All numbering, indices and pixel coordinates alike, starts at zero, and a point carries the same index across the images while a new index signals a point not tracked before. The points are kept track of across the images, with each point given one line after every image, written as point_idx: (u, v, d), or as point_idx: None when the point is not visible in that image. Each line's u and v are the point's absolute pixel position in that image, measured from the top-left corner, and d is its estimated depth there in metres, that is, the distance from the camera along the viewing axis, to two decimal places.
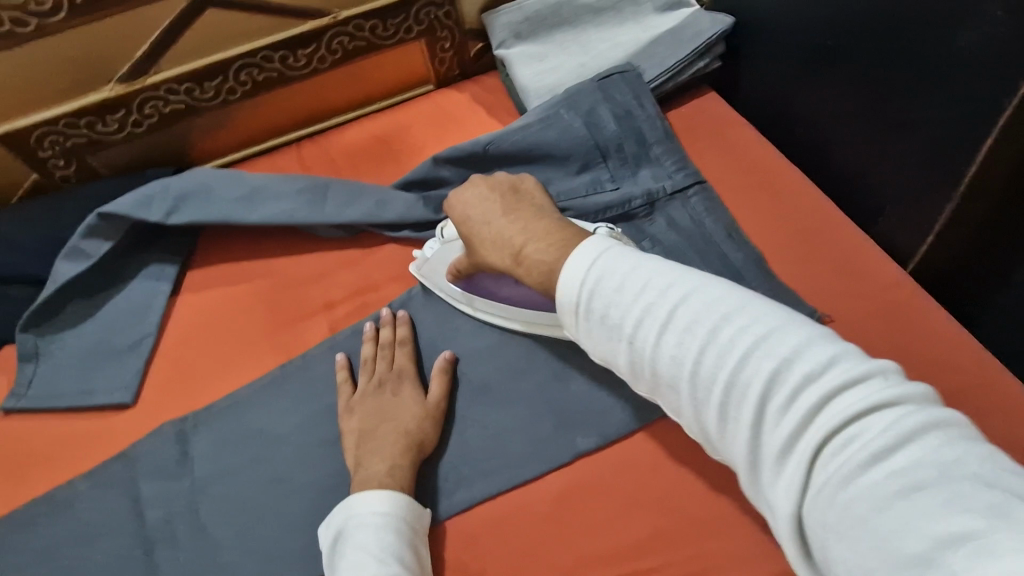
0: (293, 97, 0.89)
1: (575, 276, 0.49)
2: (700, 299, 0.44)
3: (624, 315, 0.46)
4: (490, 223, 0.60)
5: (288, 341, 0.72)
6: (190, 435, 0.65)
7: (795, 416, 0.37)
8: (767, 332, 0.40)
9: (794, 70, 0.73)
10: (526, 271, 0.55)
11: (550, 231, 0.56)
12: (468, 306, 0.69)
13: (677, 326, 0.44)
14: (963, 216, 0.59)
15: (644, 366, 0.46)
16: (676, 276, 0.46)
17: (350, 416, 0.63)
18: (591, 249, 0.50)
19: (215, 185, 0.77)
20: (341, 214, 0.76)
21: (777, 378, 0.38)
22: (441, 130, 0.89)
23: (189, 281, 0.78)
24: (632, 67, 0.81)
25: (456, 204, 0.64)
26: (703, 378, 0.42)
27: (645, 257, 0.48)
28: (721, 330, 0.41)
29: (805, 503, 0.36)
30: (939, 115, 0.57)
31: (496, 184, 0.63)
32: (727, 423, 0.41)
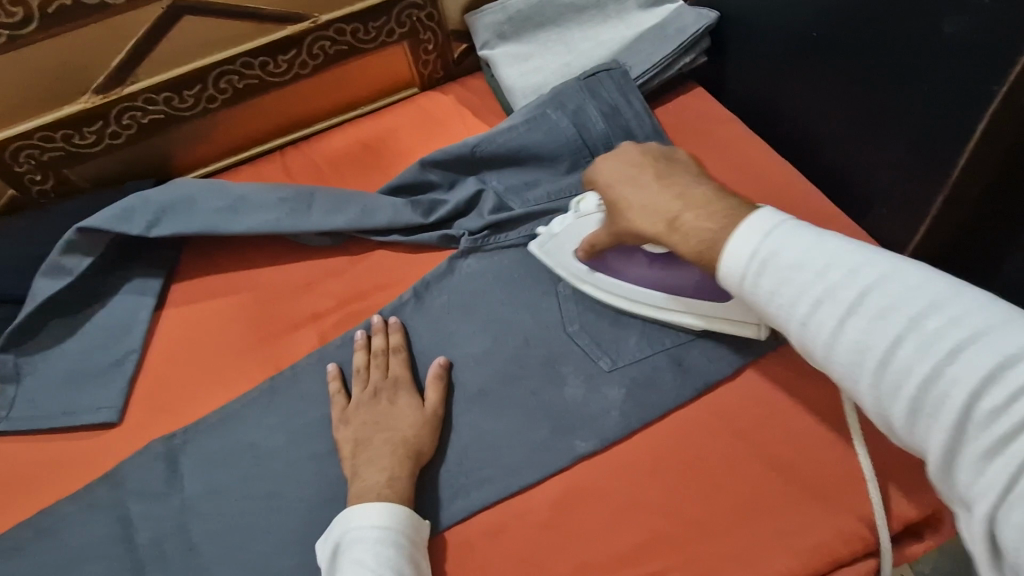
0: (274, 104, 0.87)
1: (744, 251, 0.46)
2: (898, 283, 0.40)
3: (799, 294, 0.43)
4: (642, 189, 0.57)
5: (277, 352, 0.70)
6: (180, 453, 0.64)
7: (1007, 418, 0.33)
8: (978, 327, 0.36)
9: (780, 64, 0.73)
10: (682, 238, 0.52)
11: (713, 199, 0.53)
12: (592, 285, 0.66)
13: (864, 312, 0.40)
14: (952, 207, 0.60)
15: (816, 348, 0.43)
16: (868, 258, 0.42)
17: (345, 426, 0.61)
18: (764, 222, 0.46)
19: (197, 196, 0.75)
20: (327, 221, 0.75)
21: (989, 377, 0.34)
22: (427, 134, 0.88)
23: (173, 295, 0.76)
24: (617, 64, 0.80)
25: (598, 171, 0.61)
26: (892, 367, 0.39)
27: (826, 234, 0.45)
28: (925, 320, 0.38)
29: (999, 507, 0.33)
30: (928, 103, 0.58)
31: (641, 153, 0.60)
32: (916, 417, 0.38)
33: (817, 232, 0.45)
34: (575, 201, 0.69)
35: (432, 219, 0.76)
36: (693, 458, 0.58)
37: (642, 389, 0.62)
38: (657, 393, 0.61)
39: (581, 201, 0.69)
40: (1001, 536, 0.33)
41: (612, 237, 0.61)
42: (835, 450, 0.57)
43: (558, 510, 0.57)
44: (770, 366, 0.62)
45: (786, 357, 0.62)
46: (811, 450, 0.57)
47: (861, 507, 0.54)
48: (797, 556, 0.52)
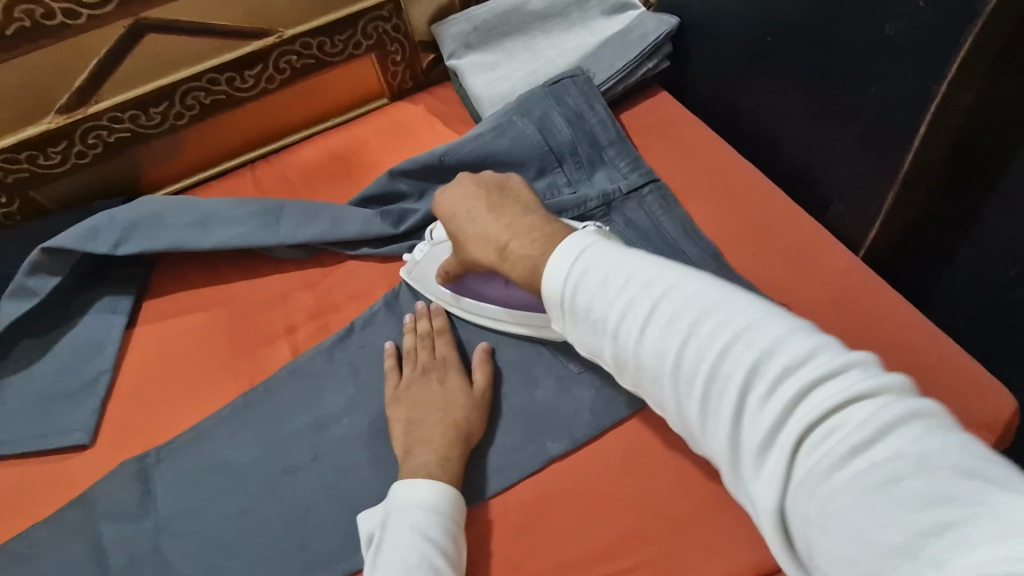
0: (243, 119, 0.87)
1: (559, 269, 0.46)
2: (685, 292, 0.41)
3: (607, 309, 0.43)
4: (475, 220, 0.58)
5: (251, 367, 0.70)
6: (153, 472, 0.63)
7: (775, 408, 0.35)
8: (746, 326, 0.38)
9: (738, 66, 0.75)
10: (511, 268, 0.53)
11: (537, 227, 0.53)
12: (457, 307, 0.68)
13: (659, 321, 0.41)
14: (905, 202, 0.62)
15: (628, 360, 0.43)
16: (662, 270, 0.43)
17: (398, 404, 0.62)
18: (575, 244, 0.47)
19: (165, 213, 0.75)
20: (297, 234, 0.75)
21: (756, 371, 0.36)
22: (397, 144, 0.89)
23: (145, 313, 0.76)
24: (581, 71, 0.81)
25: (442, 204, 0.61)
26: (686, 373, 0.39)
27: (628, 251, 0.46)
28: (704, 324, 0.39)
29: (787, 498, 0.34)
30: (875, 102, 0.59)
31: (478, 182, 0.60)
32: (709, 418, 0.39)
33: (622, 249, 0.46)
34: (431, 228, 0.74)
35: (402, 229, 0.76)
36: (664, 456, 0.59)
37: (612, 390, 0.63)
38: (626, 394, 0.62)
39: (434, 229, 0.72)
40: (788, 520, 0.34)
41: (461, 264, 0.62)
42: None
43: (532, 512, 0.58)
44: None
45: None
46: None
47: None
48: (766, 548, 0.53)
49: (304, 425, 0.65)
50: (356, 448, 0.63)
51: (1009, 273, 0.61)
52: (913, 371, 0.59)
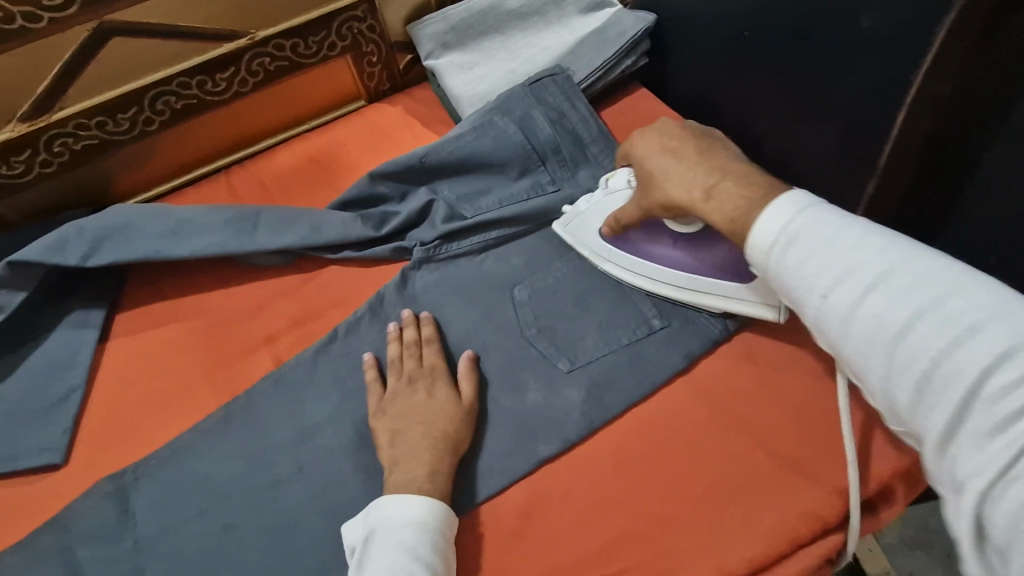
0: (216, 123, 0.85)
1: (769, 228, 0.47)
2: (917, 267, 0.41)
3: (821, 270, 0.44)
4: (679, 160, 0.59)
5: (231, 378, 0.68)
6: (131, 491, 0.61)
7: (1019, 401, 0.34)
8: (993, 316, 0.37)
9: (717, 61, 0.75)
10: (713, 206, 0.54)
11: (751, 174, 0.54)
12: (611, 263, 0.67)
13: (885, 290, 0.41)
14: (885, 192, 0.62)
15: (831, 322, 0.44)
16: (891, 242, 0.43)
17: (387, 412, 0.61)
18: (794, 203, 0.47)
19: (136, 221, 0.73)
20: (275, 241, 0.73)
21: (1000, 361, 0.35)
22: (376, 146, 0.88)
23: (118, 326, 0.73)
24: (561, 69, 0.81)
25: (637, 144, 0.63)
26: (907, 346, 0.39)
27: (851, 217, 0.45)
28: (944, 302, 0.39)
29: (992, 486, 0.34)
30: (852, 94, 0.60)
31: (681, 130, 0.61)
32: (923, 398, 0.39)
33: (838, 213, 0.46)
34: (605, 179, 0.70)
35: (383, 232, 0.75)
36: (654, 454, 0.58)
37: (600, 389, 0.62)
38: (615, 392, 0.62)
39: (610, 177, 0.69)
40: (993, 509, 0.34)
41: (641, 211, 0.63)
42: (790, 435, 0.58)
43: (522, 515, 0.57)
44: (724, 358, 0.63)
45: (736, 348, 0.63)
46: (768, 437, 0.58)
47: (817, 491, 0.55)
48: (758, 544, 0.53)
49: (289, 436, 0.63)
50: (343, 457, 0.61)
51: (987, 260, 0.62)
52: None
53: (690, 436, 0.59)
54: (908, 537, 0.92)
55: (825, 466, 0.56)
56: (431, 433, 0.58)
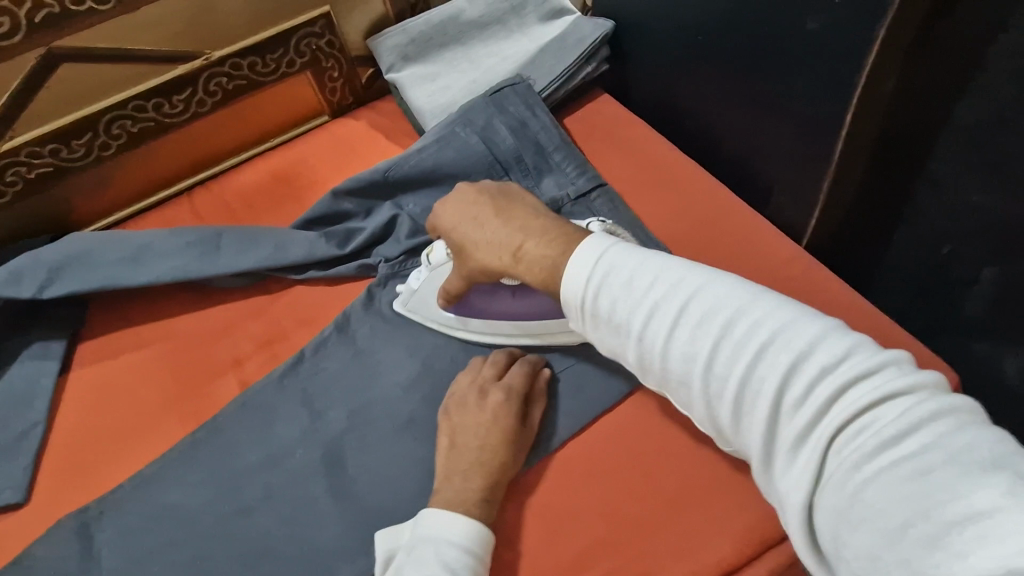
0: (176, 145, 0.84)
1: (580, 276, 0.48)
2: (711, 294, 0.44)
3: (632, 311, 0.46)
4: (479, 226, 0.58)
5: (197, 404, 0.67)
6: (96, 526, 0.60)
7: (814, 409, 0.37)
8: (781, 326, 0.40)
9: (675, 64, 0.76)
10: (527, 270, 0.54)
11: (549, 226, 0.55)
12: (463, 329, 0.67)
13: (687, 321, 0.44)
14: (840, 188, 0.63)
15: (652, 361, 0.45)
16: (686, 272, 0.46)
17: (450, 420, 0.59)
18: (594, 248, 0.49)
19: (94, 249, 0.72)
20: (238, 262, 0.72)
21: (792, 374, 0.38)
22: (340, 161, 0.87)
23: (80, 356, 0.72)
24: (521, 78, 0.81)
25: (442, 211, 0.60)
26: (716, 375, 0.42)
27: (648, 252, 0.48)
28: (735, 325, 0.42)
29: (816, 499, 0.36)
30: (803, 96, 0.61)
31: (479, 190, 0.60)
32: (740, 420, 0.41)
33: (637, 251, 0.48)
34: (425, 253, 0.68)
35: (348, 249, 0.74)
36: (625, 460, 0.59)
37: (569, 398, 0.62)
38: (585, 401, 0.62)
39: (430, 253, 0.67)
40: (817, 513, 0.36)
41: (465, 281, 0.61)
42: None
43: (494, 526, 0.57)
44: None
45: None
46: None
47: None
48: (730, 543, 0.53)
49: (257, 460, 0.62)
50: (313, 479, 0.61)
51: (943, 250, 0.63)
52: None
53: (659, 441, 0.59)
54: None
55: None
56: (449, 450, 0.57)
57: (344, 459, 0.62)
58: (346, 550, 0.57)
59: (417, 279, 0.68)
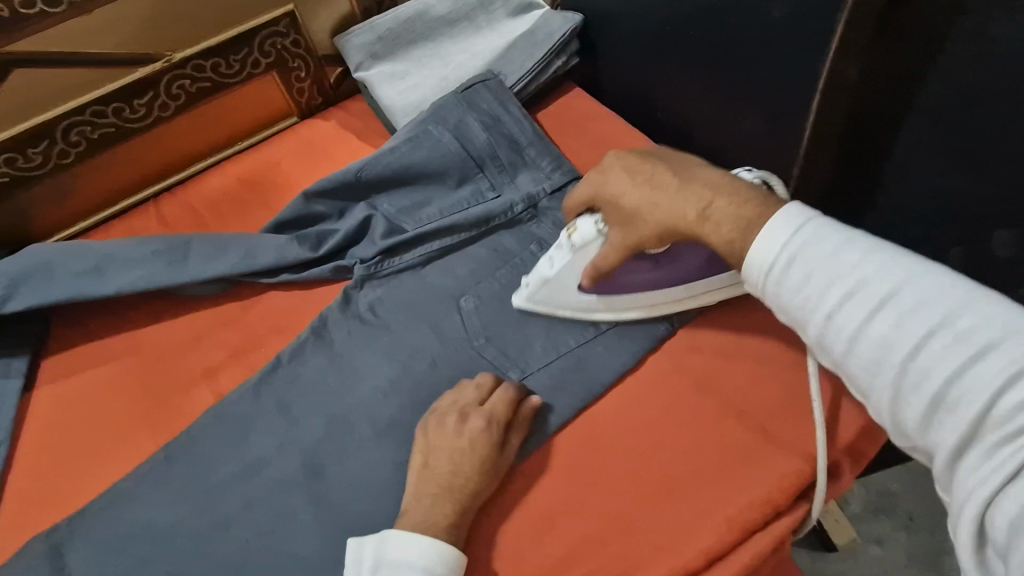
0: (139, 152, 0.81)
1: (770, 248, 0.46)
2: (926, 284, 0.41)
3: (828, 289, 0.44)
4: (657, 186, 0.53)
5: (171, 416, 0.65)
6: (66, 547, 0.57)
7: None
8: (1007, 330, 0.38)
9: (645, 57, 0.76)
10: (715, 228, 0.50)
11: (741, 186, 0.51)
12: (606, 308, 0.63)
13: (890, 309, 0.41)
14: (809, 175, 0.64)
15: (837, 341, 0.44)
16: (898, 257, 0.43)
17: (426, 440, 0.57)
18: (793, 217, 0.46)
19: (55, 261, 0.69)
20: (207, 269, 0.70)
21: (1017, 381, 0.36)
22: (311, 163, 0.85)
23: (45, 373, 0.69)
24: (492, 74, 0.80)
25: (604, 176, 0.57)
26: (917, 366, 0.40)
27: (856, 231, 0.45)
28: (956, 319, 0.39)
29: (1002, 491, 0.36)
30: (770, 84, 0.61)
31: (647, 154, 0.57)
32: (930, 417, 0.40)
33: (836, 227, 0.45)
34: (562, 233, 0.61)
35: (322, 251, 0.73)
36: (608, 455, 0.58)
37: (552, 394, 0.62)
38: (567, 396, 0.62)
39: (572, 231, 0.59)
40: (996, 517, 0.35)
41: (626, 254, 0.56)
42: (739, 423, 0.58)
43: (476, 529, 0.56)
44: (670, 352, 0.64)
45: (683, 340, 0.64)
46: (718, 429, 0.58)
47: (768, 476, 0.55)
48: (716, 534, 0.53)
49: (233, 473, 0.61)
50: (293, 488, 0.59)
51: (911, 235, 0.64)
52: None
53: (640, 434, 0.59)
54: (872, 503, 0.96)
55: (774, 452, 0.56)
56: (421, 466, 0.56)
57: (324, 468, 0.60)
58: (329, 560, 0.56)
59: (555, 263, 0.60)
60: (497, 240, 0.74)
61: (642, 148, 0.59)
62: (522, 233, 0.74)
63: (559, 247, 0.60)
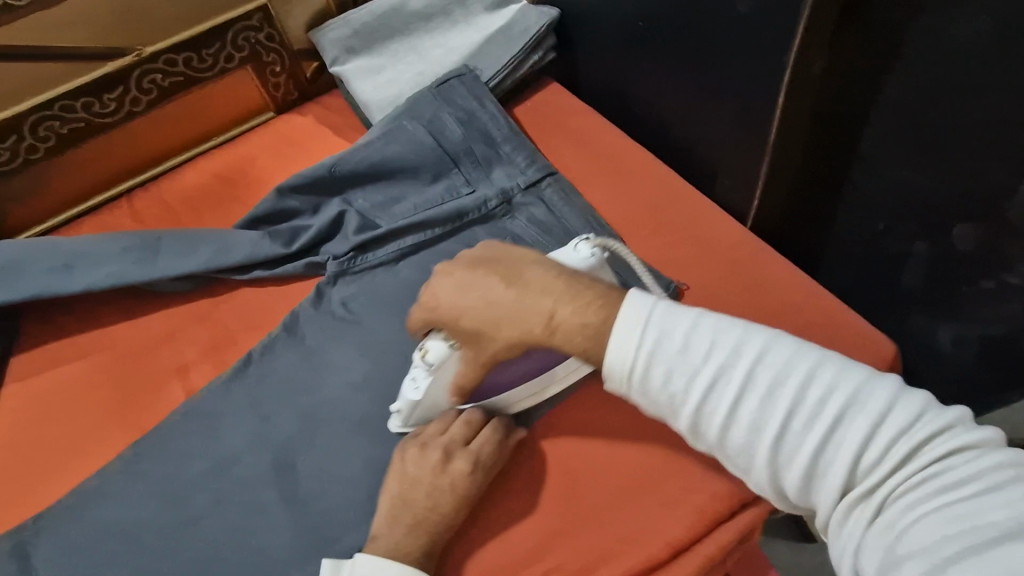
0: (111, 147, 0.80)
1: (630, 345, 0.45)
2: (777, 358, 0.42)
3: (691, 381, 0.43)
4: (491, 304, 0.51)
5: (141, 413, 0.65)
6: (33, 544, 0.57)
7: (891, 467, 0.38)
8: (845, 386, 0.40)
9: (621, 52, 0.76)
10: (563, 342, 0.48)
11: (578, 284, 0.49)
12: (490, 407, 0.60)
13: (749, 391, 0.42)
14: (779, 169, 0.65)
15: (709, 430, 0.44)
16: (742, 333, 0.44)
17: (403, 467, 0.56)
18: (640, 308, 0.46)
19: (23, 257, 0.68)
20: (177, 266, 0.70)
21: (873, 437, 0.39)
22: (286, 159, 0.85)
23: (14, 369, 0.69)
24: (467, 69, 0.80)
25: (437, 301, 0.53)
26: (786, 442, 0.41)
27: (698, 311, 0.46)
28: (808, 390, 0.41)
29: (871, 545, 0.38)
30: (739, 79, 0.62)
31: (475, 262, 0.54)
32: (807, 486, 0.41)
33: (683, 310, 0.46)
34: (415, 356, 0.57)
35: (294, 247, 0.73)
36: (578, 446, 0.59)
37: None
38: None
39: (424, 352, 0.56)
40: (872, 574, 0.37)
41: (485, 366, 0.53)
42: None
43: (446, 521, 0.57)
44: None
45: None
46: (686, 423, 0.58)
47: None
48: (683, 525, 0.54)
49: (202, 470, 0.61)
50: (263, 484, 0.59)
51: (879, 230, 0.64)
52: (805, 328, 0.62)
53: (609, 427, 0.59)
54: None
55: None
56: (397, 490, 0.55)
57: (295, 463, 0.60)
58: (298, 555, 0.56)
59: (418, 388, 0.56)
60: (471, 236, 0.74)
61: (475, 249, 0.56)
62: (496, 228, 0.74)
63: (416, 371, 0.57)
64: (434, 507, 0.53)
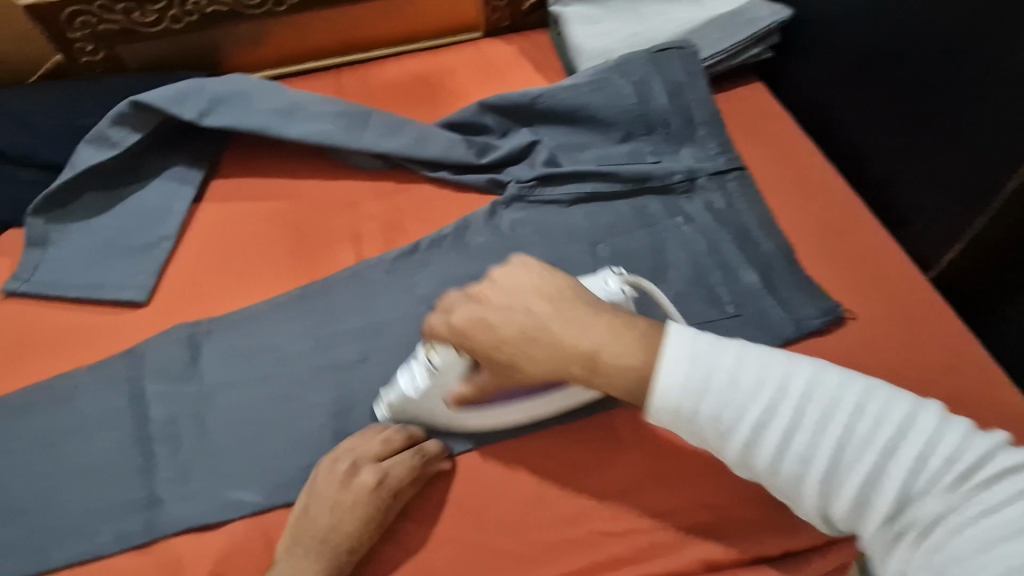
0: (338, 22, 0.86)
1: (675, 374, 0.45)
2: (823, 390, 0.43)
3: (740, 417, 0.44)
4: (533, 340, 0.49)
5: (311, 263, 0.70)
6: (203, 341, 0.64)
7: (943, 496, 0.40)
8: (896, 418, 0.42)
9: (845, 72, 0.76)
10: (607, 381, 0.48)
11: (618, 325, 0.49)
12: (480, 424, 0.59)
13: (800, 426, 0.43)
14: (989, 230, 0.64)
15: (758, 465, 0.45)
16: (788, 367, 0.45)
17: (313, 484, 0.55)
18: (683, 337, 0.46)
19: (253, 94, 0.75)
20: (376, 144, 0.74)
21: (918, 468, 0.41)
22: (484, 79, 0.88)
23: (212, 190, 0.76)
24: (689, 45, 0.80)
25: (470, 332, 0.50)
26: (836, 472, 0.43)
27: (743, 343, 0.46)
28: (857, 423, 0.42)
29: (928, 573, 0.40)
30: (991, 127, 0.61)
31: (520, 290, 0.50)
32: (857, 514, 0.43)
33: (728, 340, 0.46)
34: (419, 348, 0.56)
35: (483, 161, 0.76)
36: None
37: None
38: None
39: (429, 352, 0.54)
40: None
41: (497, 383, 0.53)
42: None
43: (553, 437, 0.60)
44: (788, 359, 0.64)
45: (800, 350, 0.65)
46: None
47: None
48: (793, 530, 0.55)
49: (352, 329, 0.65)
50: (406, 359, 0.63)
51: None
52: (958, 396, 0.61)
53: None
54: None
55: None
56: (305, 503, 0.54)
57: None
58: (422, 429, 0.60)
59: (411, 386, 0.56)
60: (645, 202, 0.75)
61: (514, 270, 0.51)
62: (672, 202, 0.75)
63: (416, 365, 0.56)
64: (366, 511, 0.53)
